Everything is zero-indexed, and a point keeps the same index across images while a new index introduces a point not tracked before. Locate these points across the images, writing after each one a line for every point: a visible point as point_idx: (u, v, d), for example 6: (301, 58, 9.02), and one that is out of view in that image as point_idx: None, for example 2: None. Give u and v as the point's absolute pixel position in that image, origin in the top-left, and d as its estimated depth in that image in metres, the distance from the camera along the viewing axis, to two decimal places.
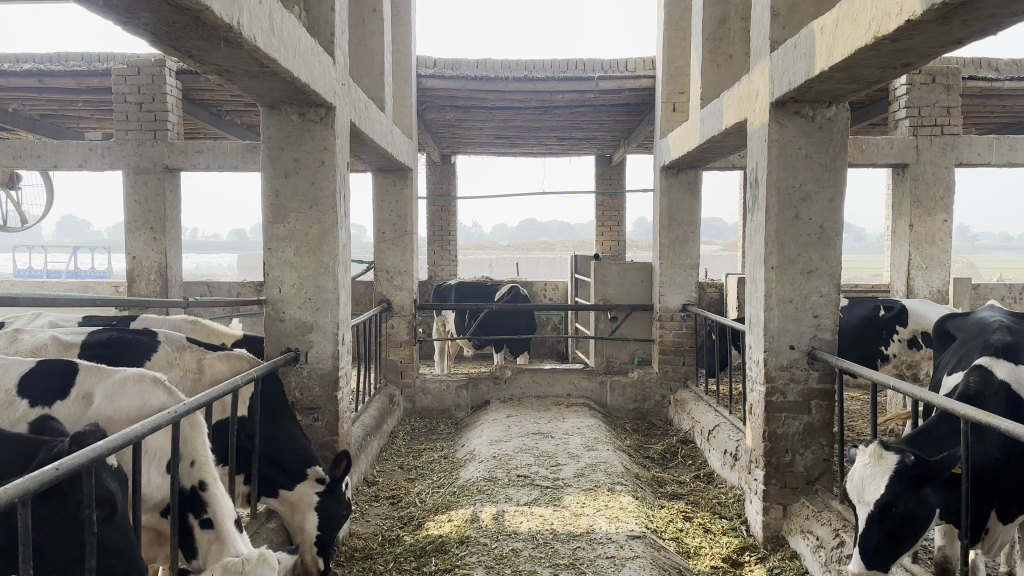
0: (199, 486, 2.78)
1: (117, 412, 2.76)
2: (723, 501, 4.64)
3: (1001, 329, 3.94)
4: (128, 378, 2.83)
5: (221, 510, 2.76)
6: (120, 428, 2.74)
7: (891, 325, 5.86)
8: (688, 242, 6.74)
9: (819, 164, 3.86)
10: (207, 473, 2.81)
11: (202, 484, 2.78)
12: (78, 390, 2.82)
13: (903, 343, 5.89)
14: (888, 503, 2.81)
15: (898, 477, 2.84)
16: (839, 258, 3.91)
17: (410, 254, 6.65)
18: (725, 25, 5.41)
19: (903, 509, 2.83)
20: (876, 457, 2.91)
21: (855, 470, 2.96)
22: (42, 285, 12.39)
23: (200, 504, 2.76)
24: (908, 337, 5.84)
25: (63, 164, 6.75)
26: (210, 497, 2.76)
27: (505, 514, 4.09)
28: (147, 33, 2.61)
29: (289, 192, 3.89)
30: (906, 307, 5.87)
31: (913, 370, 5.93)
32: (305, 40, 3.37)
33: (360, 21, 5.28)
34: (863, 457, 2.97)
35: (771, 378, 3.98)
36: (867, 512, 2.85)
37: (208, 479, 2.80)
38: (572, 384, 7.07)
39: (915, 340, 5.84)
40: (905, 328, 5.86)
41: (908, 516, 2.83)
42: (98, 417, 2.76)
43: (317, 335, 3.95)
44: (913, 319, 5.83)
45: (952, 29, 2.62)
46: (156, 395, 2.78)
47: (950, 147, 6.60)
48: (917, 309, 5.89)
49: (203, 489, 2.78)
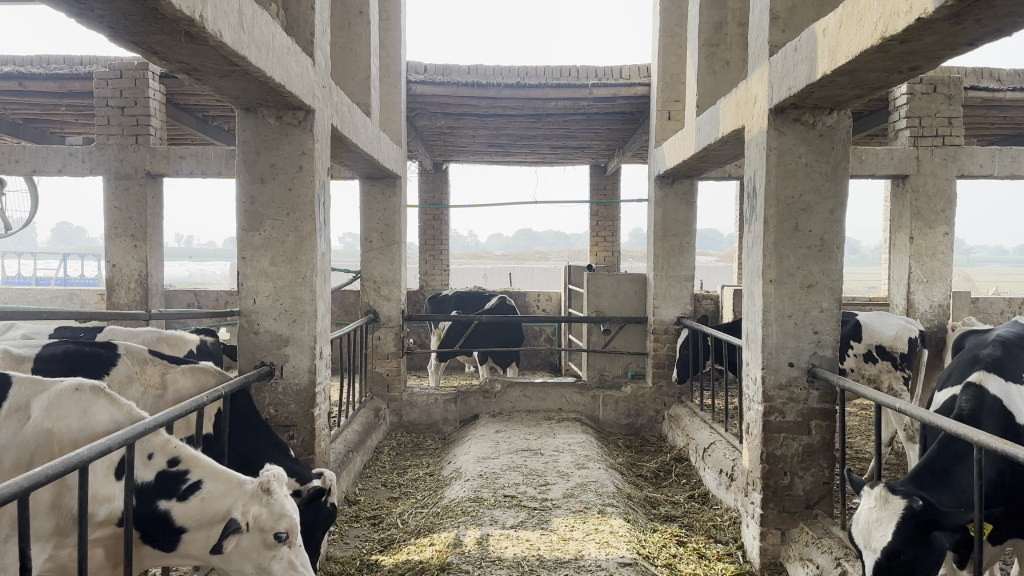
0: (172, 463, 2.73)
1: (54, 425, 2.58)
2: (718, 524, 4.46)
3: (996, 344, 3.84)
4: (65, 391, 2.66)
5: (208, 464, 2.77)
6: (58, 443, 2.56)
7: (844, 339, 5.53)
8: (683, 254, 6.58)
9: (820, 173, 3.70)
10: (172, 450, 2.76)
11: (174, 459, 2.74)
12: (12, 403, 2.63)
13: (859, 357, 5.53)
14: (896, 552, 2.63)
15: (905, 525, 2.65)
16: (841, 272, 3.74)
17: (398, 264, 6.47)
18: (722, 31, 5.28)
19: (911, 559, 2.64)
20: (883, 501, 2.73)
21: (861, 514, 2.79)
22: (27, 292, 12.11)
23: (178, 476, 2.71)
24: (861, 352, 5.48)
25: (42, 169, 6.57)
26: (187, 463, 2.74)
27: (490, 538, 3.89)
28: (105, 26, 2.44)
29: (265, 198, 3.71)
30: (860, 321, 5.51)
31: (875, 384, 5.51)
32: (281, 39, 3.20)
33: (346, 22, 5.11)
34: (867, 500, 2.80)
35: (769, 397, 3.80)
36: (874, 560, 2.68)
37: (173, 455, 2.75)
38: (562, 398, 6.88)
39: (869, 354, 5.48)
40: (860, 343, 5.50)
41: (915, 564, 2.64)
42: (34, 432, 2.57)
43: (293, 349, 3.76)
44: (867, 333, 5.47)
45: (964, 30, 2.48)
46: (97, 406, 2.63)
47: (951, 159, 6.47)
48: (870, 323, 5.49)
49: (175, 464, 2.73)
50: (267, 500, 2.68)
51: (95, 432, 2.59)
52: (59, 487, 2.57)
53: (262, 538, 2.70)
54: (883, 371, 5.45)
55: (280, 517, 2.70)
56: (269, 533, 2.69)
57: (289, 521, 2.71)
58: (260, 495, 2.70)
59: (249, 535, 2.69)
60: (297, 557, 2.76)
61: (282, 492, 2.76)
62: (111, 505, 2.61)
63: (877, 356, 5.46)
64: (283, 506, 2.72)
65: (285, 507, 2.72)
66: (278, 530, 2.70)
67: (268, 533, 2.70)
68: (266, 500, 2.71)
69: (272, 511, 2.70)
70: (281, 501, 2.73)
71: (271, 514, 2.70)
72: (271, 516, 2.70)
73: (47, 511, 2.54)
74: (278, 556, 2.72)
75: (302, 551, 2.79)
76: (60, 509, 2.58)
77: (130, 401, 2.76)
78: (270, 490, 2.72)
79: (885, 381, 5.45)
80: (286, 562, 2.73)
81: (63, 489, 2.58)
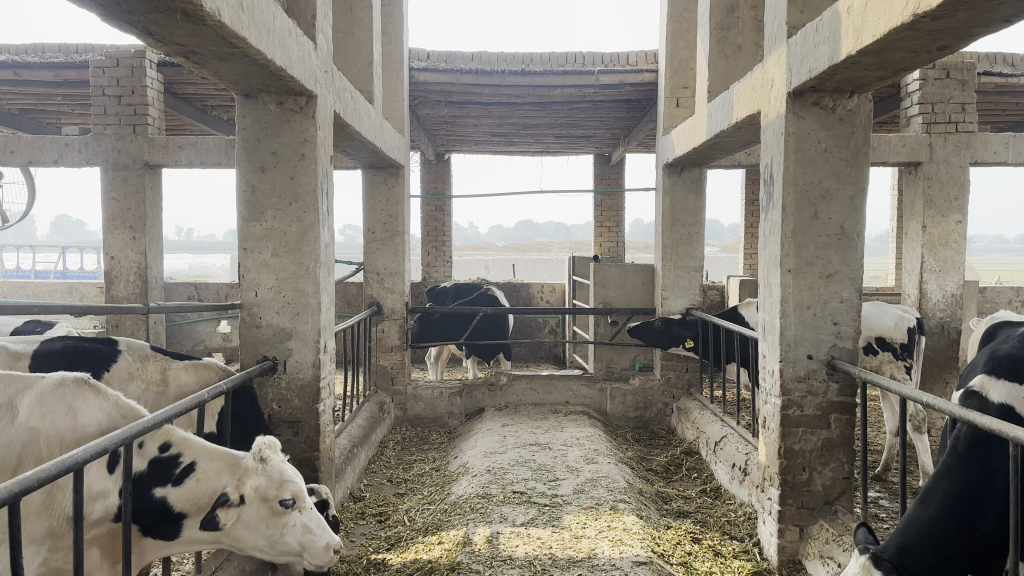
0: (164, 448, 2.61)
1: (43, 423, 2.48)
2: (733, 520, 4.36)
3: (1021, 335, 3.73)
4: (47, 387, 2.56)
5: (199, 444, 2.67)
6: (45, 442, 2.47)
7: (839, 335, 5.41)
8: (692, 244, 6.47)
9: (840, 159, 3.57)
10: (162, 434, 2.64)
11: (165, 444, 2.62)
12: None
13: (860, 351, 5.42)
14: None
15: None
16: (861, 261, 3.62)
17: (401, 255, 6.35)
18: (734, 14, 5.14)
19: None
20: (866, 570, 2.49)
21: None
22: (26, 286, 11.97)
23: (171, 461, 2.60)
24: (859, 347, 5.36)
25: (38, 160, 6.43)
26: (180, 446, 2.64)
27: (500, 536, 3.79)
28: (96, 5, 2.32)
29: (266, 187, 3.58)
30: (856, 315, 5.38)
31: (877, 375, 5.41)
32: (281, 21, 3.07)
33: (347, 6, 4.97)
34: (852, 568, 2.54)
35: (787, 390, 3.69)
36: None
37: (165, 438, 2.64)
38: (569, 391, 6.77)
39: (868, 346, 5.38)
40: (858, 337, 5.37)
41: None
42: (21, 430, 2.47)
43: (297, 342, 3.65)
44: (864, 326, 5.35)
45: (1001, 5, 2.35)
46: (84, 400, 2.56)
47: (965, 146, 6.32)
48: (868, 315, 5.37)
49: (167, 448, 2.62)
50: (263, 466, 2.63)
51: (85, 428, 2.52)
52: (51, 487, 2.46)
53: (267, 507, 2.63)
54: (884, 362, 5.35)
55: (282, 484, 2.65)
56: (274, 501, 2.63)
57: (294, 486, 2.65)
58: (257, 464, 2.65)
59: (251, 507, 2.62)
60: (311, 520, 2.69)
61: (276, 459, 2.72)
62: (105, 502, 2.52)
63: (878, 348, 5.35)
64: (282, 472, 2.66)
65: (283, 472, 2.67)
66: (282, 496, 2.64)
67: (273, 501, 2.63)
68: (262, 469, 2.65)
69: (271, 479, 2.64)
70: (277, 468, 2.68)
71: (272, 482, 2.64)
72: (271, 484, 2.64)
73: (39, 512, 2.44)
74: (289, 523, 2.64)
75: (315, 512, 2.71)
76: (53, 509, 2.48)
77: (118, 391, 2.68)
78: (265, 458, 2.68)
79: (887, 371, 5.36)
80: (300, 527, 2.66)
81: (54, 488, 2.48)
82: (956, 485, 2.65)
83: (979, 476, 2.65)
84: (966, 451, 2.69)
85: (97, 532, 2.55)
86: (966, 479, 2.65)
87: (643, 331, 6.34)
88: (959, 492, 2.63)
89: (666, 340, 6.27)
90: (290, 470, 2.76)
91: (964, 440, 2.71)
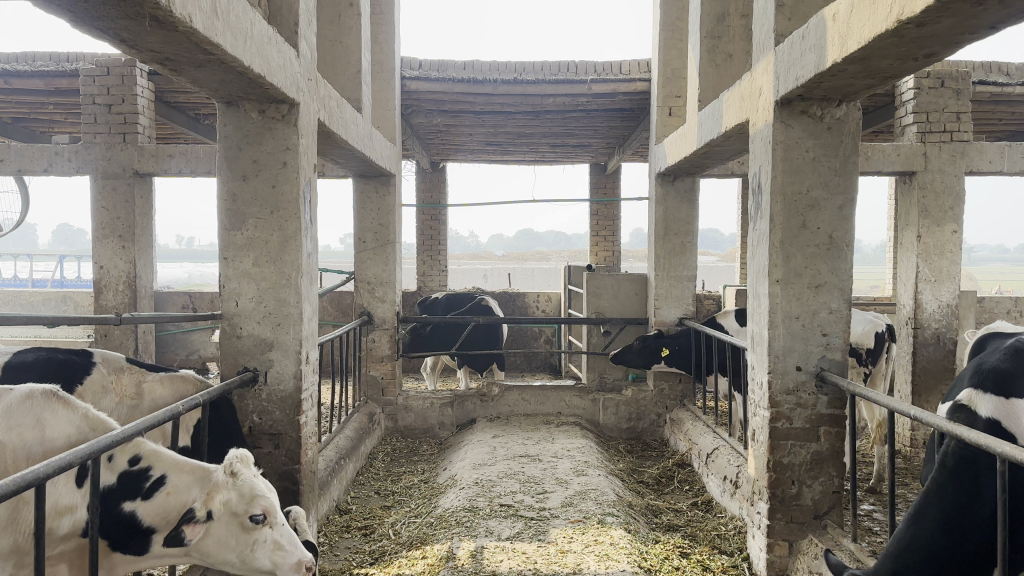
0: (134, 461, 2.56)
1: (8, 434, 2.42)
2: (723, 534, 4.29)
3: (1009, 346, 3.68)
4: (15, 399, 2.51)
5: (170, 457, 2.62)
6: (8, 455, 2.40)
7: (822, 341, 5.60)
8: (684, 253, 6.42)
9: (829, 168, 3.53)
10: (132, 447, 2.60)
11: (135, 458, 2.57)
12: None
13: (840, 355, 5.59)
14: None
15: None
16: (850, 271, 3.57)
17: (392, 264, 6.30)
18: (724, 22, 5.11)
19: None
20: None
21: None
22: (20, 295, 11.93)
23: (140, 474, 2.55)
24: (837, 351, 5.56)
25: (28, 169, 6.40)
26: (149, 459, 2.59)
27: (484, 550, 3.72)
28: (64, 11, 2.28)
29: (248, 196, 3.54)
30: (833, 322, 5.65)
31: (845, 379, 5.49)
32: (260, 28, 3.03)
33: (335, 15, 4.95)
34: None
35: (776, 403, 3.64)
36: None
37: (134, 452, 2.59)
38: (562, 401, 6.70)
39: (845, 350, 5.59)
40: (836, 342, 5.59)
41: None
42: None
43: (278, 353, 3.59)
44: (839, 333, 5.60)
45: (986, 11, 2.31)
46: (52, 413, 2.51)
47: (959, 155, 6.28)
48: None
49: (137, 462, 2.57)
50: (234, 481, 2.56)
51: (52, 441, 2.47)
52: (16, 501, 2.40)
53: (237, 523, 2.56)
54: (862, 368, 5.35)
55: (252, 499, 2.57)
56: (243, 516, 2.55)
57: (265, 502, 2.58)
58: (227, 479, 2.57)
59: (221, 522, 2.55)
60: (282, 536, 2.61)
61: (248, 473, 2.63)
62: (73, 517, 2.46)
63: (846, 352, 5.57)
64: (253, 487, 2.59)
65: (255, 487, 2.60)
66: (253, 512, 2.56)
67: (242, 517, 2.56)
68: (233, 483, 2.58)
69: (241, 494, 2.58)
70: (249, 482, 2.61)
71: (242, 497, 2.57)
72: (241, 499, 2.57)
73: (3, 527, 2.38)
74: (259, 539, 2.57)
75: (287, 528, 2.64)
76: (18, 524, 2.42)
77: (88, 404, 2.63)
78: (236, 472, 2.60)
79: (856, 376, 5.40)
80: (270, 544, 2.59)
81: (20, 503, 2.42)
82: (945, 503, 2.59)
83: (969, 493, 2.58)
84: (955, 467, 2.63)
85: (64, 547, 2.49)
86: (956, 498, 2.58)
87: (622, 358, 6.43)
88: (948, 510, 2.57)
89: (646, 357, 6.25)
90: (263, 485, 2.68)
91: (951, 456, 2.66)
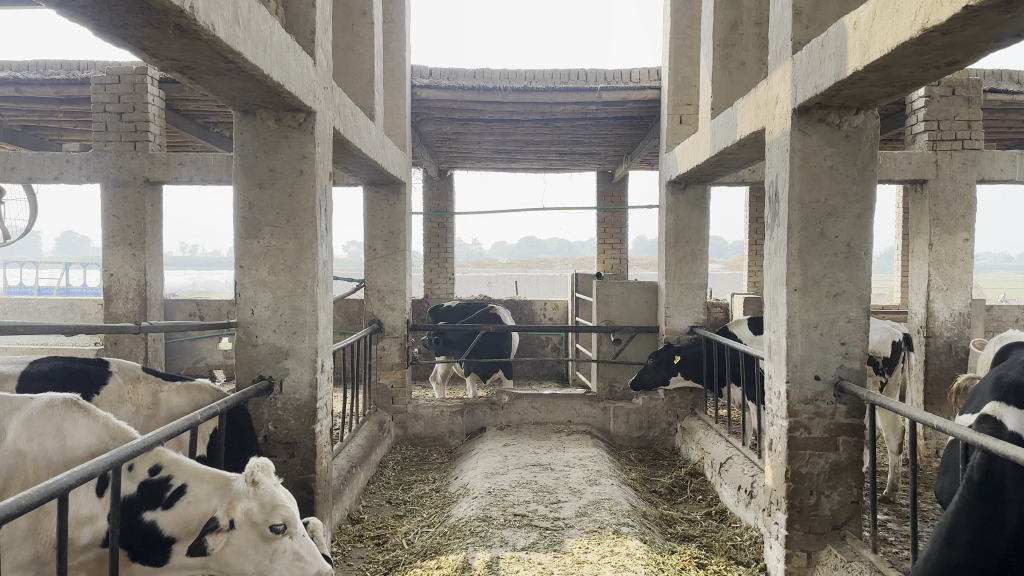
0: (154, 471, 2.56)
1: (29, 445, 2.42)
2: (738, 544, 4.26)
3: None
4: (36, 408, 2.50)
5: (190, 466, 2.61)
6: (29, 465, 2.40)
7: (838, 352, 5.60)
8: (695, 261, 6.41)
9: (847, 176, 3.52)
10: (153, 456, 2.59)
11: (156, 467, 2.57)
12: None
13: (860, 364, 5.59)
14: None
15: None
16: (869, 280, 3.55)
17: (402, 272, 6.29)
18: (737, 30, 5.11)
19: None
20: None
21: None
22: (27, 302, 11.93)
23: (161, 483, 2.54)
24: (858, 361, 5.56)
25: (39, 177, 6.40)
26: (169, 469, 2.57)
27: (500, 561, 3.69)
28: (88, 19, 2.28)
29: (264, 204, 3.53)
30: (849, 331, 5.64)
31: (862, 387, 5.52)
32: (279, 36, 3.03)
33: (348, 24, 4.96)
34: None
35: (794, 412, 3.61)
36: None
37: (156, 461, 2.58)
38: (572, 410, 6.68)
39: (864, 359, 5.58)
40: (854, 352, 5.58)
41: None
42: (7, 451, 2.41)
43: (293, 362, 3.58)
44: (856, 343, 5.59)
45: (1013, 19, 2.30)
46: (72, 422, 2.49)
47: (971, 163, 6.26)
48: None
49: (157, 472, 2.56)
50: (254, 491, 2.51)
51: (73, 451, 2.45)
52: (37, 511, 2.39)
53: (257, 533, 2.50)
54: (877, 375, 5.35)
55: (273, 509, 2.51)
56: (263, 526, 2.50)
57: (285, 512, 2.51)
58: (247, 488, 2.53)
59: (240, 532, 2.49)
60: (302, 547, 2.55)
61: (269, 482, 2.58)
62: (93, 527, 2.45)
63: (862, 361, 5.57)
64: (273, 496, 2.53)
65: (276, 497, 2.53)
66: (273, 522, 2.50)
67: (262, 527, 2.50)
68: (254, 492, 2.53)
69: (262, 503, 2.52)
70: (270, 492, 2.55)
71: (263, 507, 2.51)
72: (262, 508, 2.51)
73: (24, 538, 2.36)
74: (278, 550, 2.51)
75: (307, 539, 2.58)
76: (38, 534, 2.40)
77: (109, 412, 2.61)
78: (256, 481, 2.55)
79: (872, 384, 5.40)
80: (290, 555, 2.52)
81: (40, 513, 2.40)
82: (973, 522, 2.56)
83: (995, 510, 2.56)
84: (982, 481, 2.58)
85: (84, 558, 2.47)
86: (985, 516, 2.56)
87: (639, 379, 6.40)
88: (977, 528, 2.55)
89: (661, 370, 6.25)
90: (285, 494, 2.62)
91: (977, 470, 2.59)
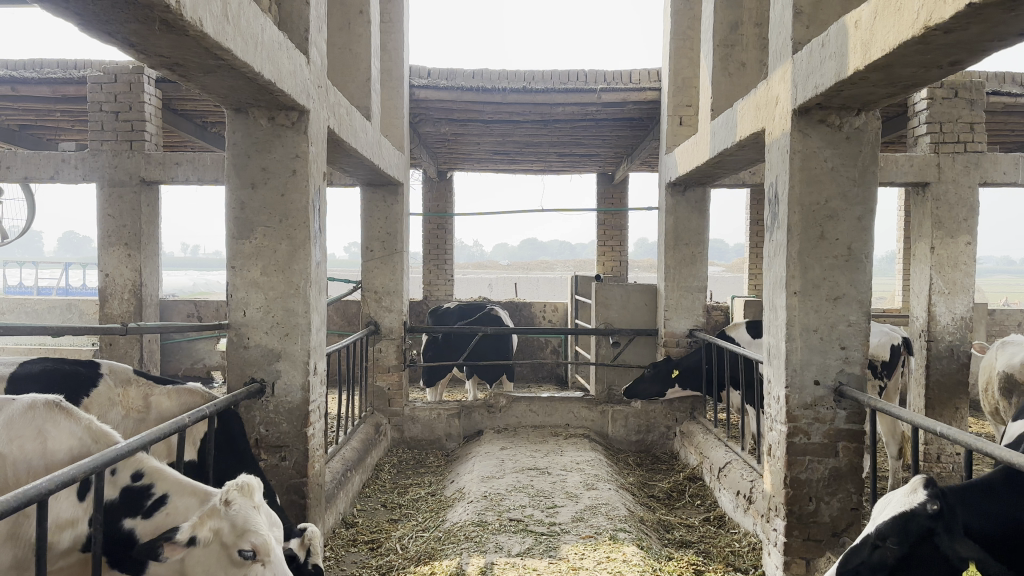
0: (135, 477, 2.53)
1: (11, 448, 2.39)
2: (736, 550, 4.21)
3: None
4: (18, 410, 2.47)
5: (173, 476, 2.57)
6: (9, 468, 2.37)
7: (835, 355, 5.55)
8: (695, 264, 6.36)
9: (847, 178, 3.47)
10: (135, 462, 2.57)
11: (138, 473, 2.54)
12: None
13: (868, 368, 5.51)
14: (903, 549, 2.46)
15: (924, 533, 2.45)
16: (869, 283, 3.50)
17: (399, 273, 6.24)
18: (738, 31, 5.06)
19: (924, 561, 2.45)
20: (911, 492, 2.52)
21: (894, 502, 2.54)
22: (25, 302, 11.86)
23: (143, 491, 2.51)
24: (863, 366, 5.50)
25: (35, 176, 6.36)
26: (151, 477, 2.54)
27: (494, 566, 3.64)
28: (73, 13, 2.24)
29: (256, 204, 3.49)
30: None
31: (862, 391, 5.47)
32: (271, 34, 2.99)
33: (345, 23, 4.91)
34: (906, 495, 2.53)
35: (793, 417, 3.55)
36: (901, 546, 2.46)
37: (140, 468, 2.56)
38: (570, 413, 6.63)
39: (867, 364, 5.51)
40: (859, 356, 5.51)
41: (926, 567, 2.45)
42: None
43: (285, 364, 3.53)
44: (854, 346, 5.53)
45: (1016, 17, 2.25)
46: (54, 424, 2.45)
47: (973, 166, 6.22)
48: None
49: (138, 479, 2.53)
50: (224, 510, 2.39)
51: (55, 454, 2.40)
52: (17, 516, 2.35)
53: (226, 555, 2.38)
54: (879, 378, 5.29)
55: (242, 533, 2.39)
56: (232, 549, 2.38)
57: (254, 538, 2.37)
58: (219, 506, 2.42)
59: (207, 551, 2.38)
60: None
61: (245, 503, 2.45)
62: (75, 531, 2.41)
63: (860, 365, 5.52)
64: (246, 520, 2.40)
65: (248, 521, 2.40)
66: (241, 546, 2.38)
67: (231, 549, 2.38)
68: (225, 512, 2.41)
69: (233, 525, 2.40)
70: (243, 513, 2.42)
71: (233, 528, 2.39)
72: (232, 530, 2.40)
73: (3, 542, 2.32)
74: None
75: (280, 568, 2.41)
76: (18, 539, 2.35)
77: (93, 415, 2.56)
78: (230, 500, 2.43)
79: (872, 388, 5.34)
80: None
81: (21, 518, 2.36)
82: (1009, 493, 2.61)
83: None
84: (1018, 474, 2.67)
85: (65, 563, 2.43)
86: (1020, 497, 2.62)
87: (635, 392, 6.33)
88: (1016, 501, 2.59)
89: (658, 384, 6.19)
90: (264, 519, 2.47)
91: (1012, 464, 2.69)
